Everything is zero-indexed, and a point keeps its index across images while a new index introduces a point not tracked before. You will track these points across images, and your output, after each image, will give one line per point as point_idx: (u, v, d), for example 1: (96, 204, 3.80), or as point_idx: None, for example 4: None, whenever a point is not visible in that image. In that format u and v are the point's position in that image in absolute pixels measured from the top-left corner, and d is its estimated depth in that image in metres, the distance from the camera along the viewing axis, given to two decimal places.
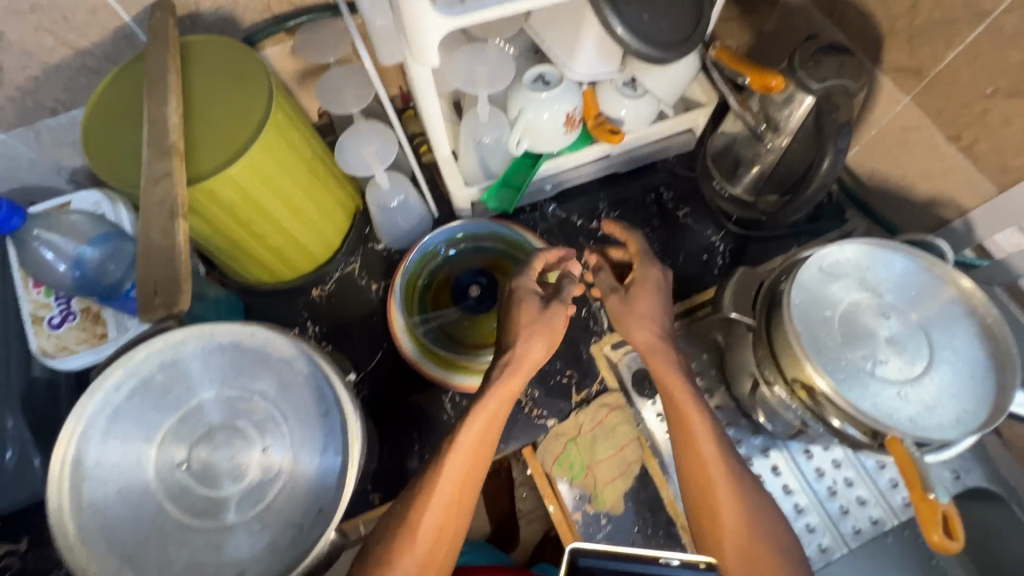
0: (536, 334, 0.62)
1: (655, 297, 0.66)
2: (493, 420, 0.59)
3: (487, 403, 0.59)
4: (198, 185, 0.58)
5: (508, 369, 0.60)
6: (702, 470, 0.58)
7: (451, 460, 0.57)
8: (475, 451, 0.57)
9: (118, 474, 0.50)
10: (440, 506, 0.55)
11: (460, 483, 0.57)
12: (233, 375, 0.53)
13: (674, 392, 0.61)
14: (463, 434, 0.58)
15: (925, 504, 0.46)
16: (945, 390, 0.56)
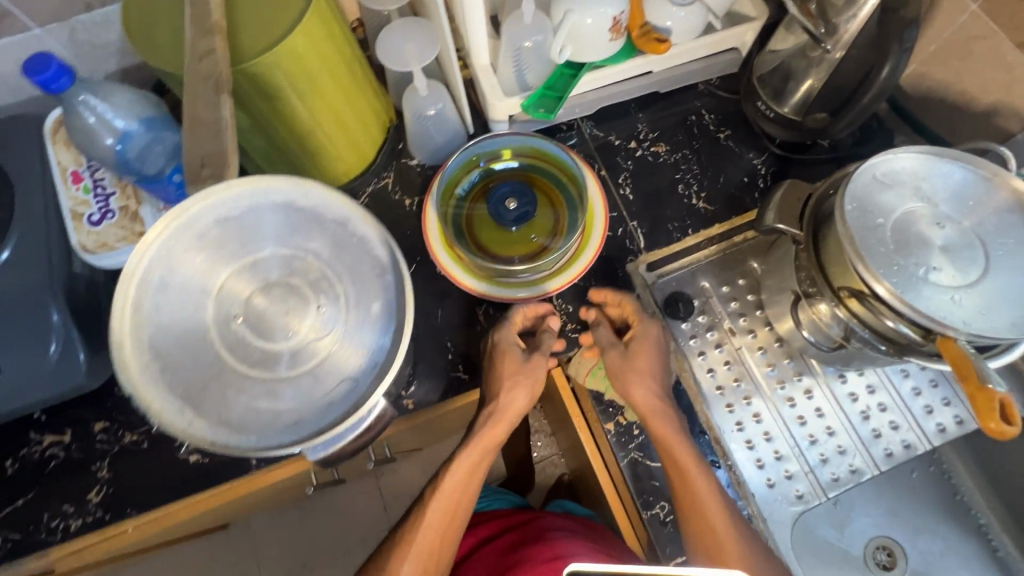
0: (519, 384, 0.68)
1: (653, 371, 0.68)
2: (476, 468, 0.68)
3: (470, 452, 0.68)
4: (241, 68, 0.56)
5: (493, 419, 0.69)
6: (677, 477, 0.65)
7: (433, 506, 0.67)
8: (458, 497, 0.67)
9: (173, 321, 0.47)
10: (422, 553, 0.65)
11: (444, 521, 0.67)
12: (289, 233, 0.51)
13: (665, 437, 0.66)
14: (449, 477, 0.67)
15: (981, 394, 0.46)
16: (1001, 295, 0.55)
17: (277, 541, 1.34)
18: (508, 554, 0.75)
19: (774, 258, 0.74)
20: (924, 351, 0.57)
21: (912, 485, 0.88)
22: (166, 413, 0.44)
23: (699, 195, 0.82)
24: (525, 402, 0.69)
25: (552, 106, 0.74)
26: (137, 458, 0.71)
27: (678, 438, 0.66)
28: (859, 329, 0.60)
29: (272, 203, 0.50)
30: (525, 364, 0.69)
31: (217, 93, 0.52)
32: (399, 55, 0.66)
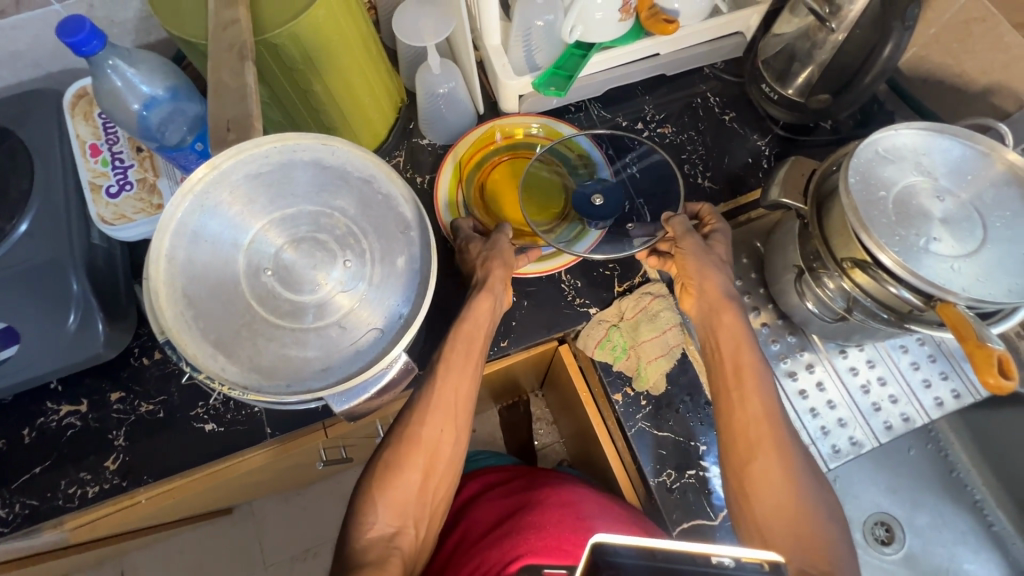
0: (493, 262, 0.69)
1: (737, 307, 0.67)
2: (478, 327, 0.66)
3: (471, 309, 0.65)
4: (263, 39, 0.57)
5: (482, 285, 0.67)
6: (751, 429, 0.62)
7: (447, 367, 0.64)
8: (468, 357, 0.64)
9: (208, 271, 0.48)
10: (441, 413, 0.62)
11: (457, 383, 0.63)
12: (316, 191, 0.52)
13: (748, 393, 0.63)
14: (451, 354, 0.64)
15: (980, 352, 0.48)
16: (1000, 264, 0.57)
17: (281, 525, 1.35)
18: (515, 497, 0.75)
19: (778, 235, 0.76)
20: (925, 319, 0.59)
21: (909, 461, 0.90)
22: (201, 357, 0.46)
23: (705, 175, 0.83)
24: (502, 271, 0.68)
25: (563, 85, 0.76)
26: (153, 426, 0.72)
27: (759, 382, 0.63)
28: (863, 299, 0.62)
29: (303, 161, 0.51)
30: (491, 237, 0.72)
31: (241, 60, 0.54)
32: (414, 29, 0.67)
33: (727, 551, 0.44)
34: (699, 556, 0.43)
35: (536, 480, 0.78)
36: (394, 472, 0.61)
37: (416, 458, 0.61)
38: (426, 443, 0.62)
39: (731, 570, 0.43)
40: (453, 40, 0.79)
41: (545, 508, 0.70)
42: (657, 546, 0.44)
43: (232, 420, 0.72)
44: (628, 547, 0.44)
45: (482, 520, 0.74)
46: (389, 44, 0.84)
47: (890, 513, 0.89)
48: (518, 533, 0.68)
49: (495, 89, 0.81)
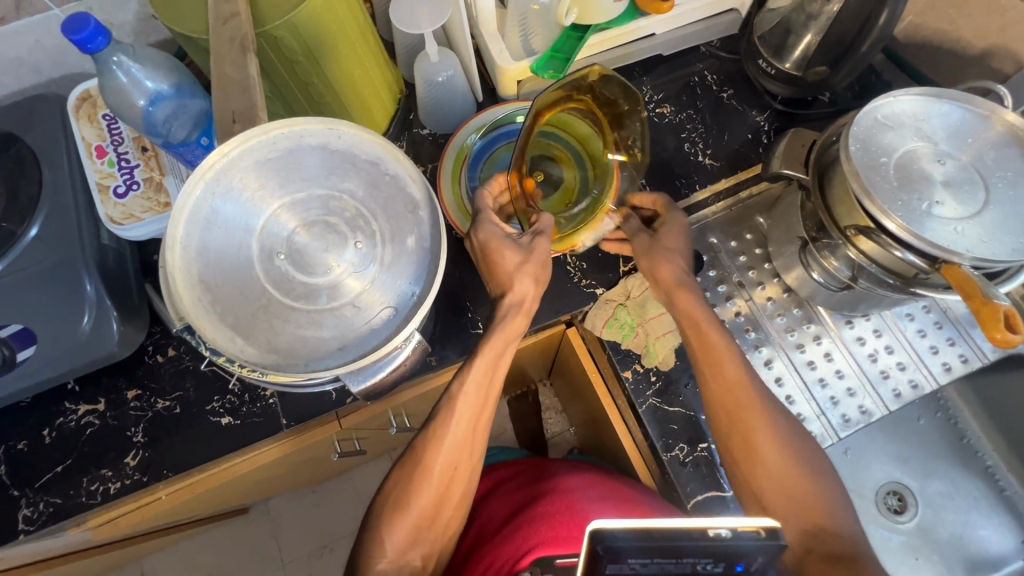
0: (526, 273, 0.63)
1: (692, 290, 0.67)
2: (500, 356, 0.64)
3: (493, 339, 0.63)
4: (264, 32, 0.58)
5: (510, 311, 0.64)
6: (728, 400, 0.63)
7: (464, 399, 0.62)
8: (486, 388, 0.63)
9: (223, 257, 0.49)
10: (457, 440, 0.62)
11: (472, 416, 0.62)
12: (324, 174, 0.53)
13: (723, 367, 0.64)
14: (472, 377, 0.62)
15: (986, 308, 0.49)
16: (1002, 226, 0.57)
17: (297, 522, 1.36)
18: (525, 490, 0.76)
19: (781, 208, 0.76)
20: (930, 283, 0.59)
21: (919, 430, 0.90)
22: (221, 340, 0.47)
23: (705, 152, 0.84)
24: (532, 286, 0.64)
25: (560, 69, 0.76)
26: (170, 422, 0.73)
27: (728, 351, 0.64)
28: (868, 266, 0.63)
29: (310, 145, 0.51)
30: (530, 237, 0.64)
31: (244, 51, 0.55)
32: (411, 17, 0.67)
33: (722, 522, 0.43)
34: (696, 530, 0.43)
35: (545, 471, 0.79)
36: (405, 501, 0.61)
37: (428, 493, 0.61)
38: (440, 472, 0.61)
39: (729, 540, 0.43)
40: (449, 28, 0.79)
41: (555, 498, 0.71)
42: (654, 526, 0.43)
43: (248, 413, 0.73)
44: (623, 530, 0.43)
45: (497, 514, 0.75)
46: (385, 35, 0.84)
47: (903, 483, 0.89)
48: (530, 523, 0.69)
49: (492, 76, 0.81)
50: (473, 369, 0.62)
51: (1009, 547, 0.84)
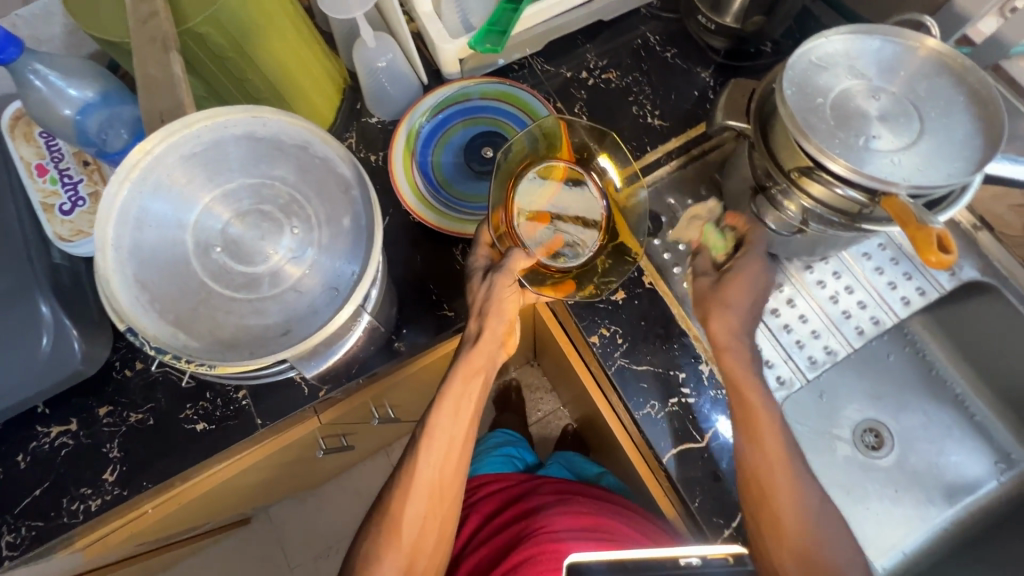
0: (491, 313, 0.65)
1: (747, 343, 0.69)
2: (462, 400, 0.66)
3: (452, 385, 0.65)
4: (186, 29, 0.57)
5: (470, 348, 0.66)
6: (764, 460, 0.64)
7: (427, 448, 0.65)
8: (449, 435, 0.65)
9: (158, 254, 0.49)
10: (431, 479, 0.65)
11: (437, 464, 0.65)
12: (253, 164, 0.53)
13: (756, 419, 0.65)
14: (438, 415, 0.65)
15: (920, 232, 0.50)
16: (938, 153, 0.58)
17: (301, 527, 1.36)
18: (511, 530, 0.77)
19: (731, 162, 0.77)
20: (875, 217, 0.60)
21: (889, 367, 0.91)
22: (162, 337, 0.47)
23: (654, 114, 0.84)
24: (501, 326, 0.66)
25: (499, 42, 0.73)
26: (146, 435, 0.72)
27: (767, 405, 0.66)
28: (815, 208, 0.64)
29: (234, 135, 0.51)
30: (489, 274, 0.66)
31: (167, 51, 0.55)
32: (341, 2, 0.67)
33: (694, 552, 0.54)
34: (669, 559, 0.53)
35: (529, 507, 0.80)
36: (376, 557, 0.64)
37: (399, 545, 0.63)
38: (408, 524, 0.64)
39: (699, 567, 0.53)
40: (383, 10, 0.77)
41: (537, 539, 0.71)
42: (627, 558, 0.53)
43: (223, 417, 0.73)
44: (600, 563, 0.53)
45: (486, 560, 0.76)
46: (323, 26, 0.83)
47: (878, 419, 0.89)
48: (514, 570, 0.69)
49: (434, 57, 0.81)
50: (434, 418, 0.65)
51: (982, 470, 0.87)
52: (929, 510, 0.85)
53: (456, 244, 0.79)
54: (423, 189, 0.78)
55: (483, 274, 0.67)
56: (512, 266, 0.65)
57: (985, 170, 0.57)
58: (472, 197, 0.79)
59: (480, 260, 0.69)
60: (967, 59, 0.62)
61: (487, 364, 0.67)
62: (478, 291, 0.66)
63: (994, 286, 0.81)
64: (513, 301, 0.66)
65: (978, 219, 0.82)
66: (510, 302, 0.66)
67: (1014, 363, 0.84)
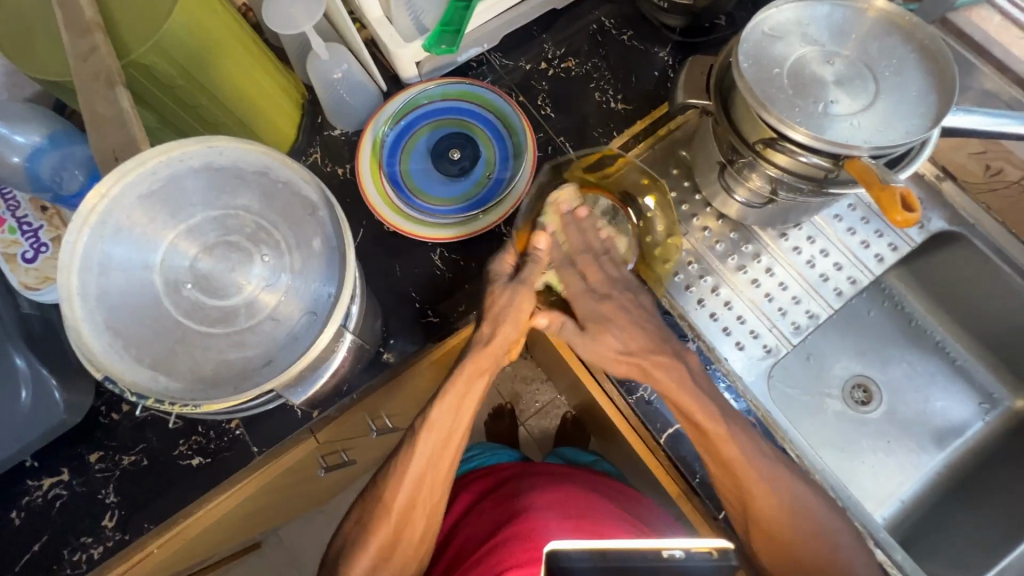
0: (501, 318, 0.68)
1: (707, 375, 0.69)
2: (465, 396, 0.69)
3: (458, 379, 0.68)
4: (130, 61, 0.55)
5: (476, 348, 0.69)
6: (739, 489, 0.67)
7: (426, 440, 0.68)
8: (448, 431, 0.68)
9: (127, 298, 0.49)
10: (419, 475, 0.68)
11: (434, 454, 0.69)
12: (215, 195, 0.52)
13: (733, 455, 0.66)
14: (437, 412, 0.68)
15: (885, 193, 0.51)
16: (895, 112, 0.59)
17: (313, 545, 1.36)
18: (501, 506, 0.77)
19: (697, 140, 0.77)
20: (840, 180, 0.61)
21: (871, 323, 0.93)
22: (142, 383, 0.47)
23: (616, 98, 0.85)
24: (513, 330, 0.69)
25: (454, 41, 0.72)
26: (140, 476, 0.71)
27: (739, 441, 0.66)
28: (782, 178, 0.64)
29: (192, 169, 0.50)
30: (513, 282, 0.69)
31: (112, 86, 0.54)
32: (288, 17, 0.65)
33: (677, 544, 0.55)
34: (653, 551, 0.55)
35: (524, 482, 0.80)
36: (365, 533, 0.68)
37: (387, 523, 0.67)
38: (400, 507, 0.68)
39: (681, 560, 0.54)
40: (332, 20, 0.75)
41: (531, 514, 0.72)
42: (607, 548, 0.54)
43: (217, 449, 0.72)
44: (581, 552, 0.53)
45: (476, 533, 0.75)
46: (273, 41, 0.81)
47: (866, 374, 0.91)
48: (506, 542, 0.70)
49: (391, 64, 0.80)
50: (437, 412, 0.68)
51: (968, 412, 0.89)
52: (920, 457, 0.88)
53: (434, 249, 0.79)
54: (393, 197, 0.77)
55: (507, 281, 0.69)
56: (530, 277, 0.69)
57: (942, 123, 0.58)
58: (443, 201, 0.78)
59: (503, 266, 0.70)
60: (914, 16, 0.63)
61: (493, 364, 0.70)
62: (501, 294, 0.68)
63: (962, 234, 0.83)
64: (525, 307, 0.69)
65: (941, 169, 0.84)
66: (525, 311, 0.69)
67: (988, 306, 0.86)
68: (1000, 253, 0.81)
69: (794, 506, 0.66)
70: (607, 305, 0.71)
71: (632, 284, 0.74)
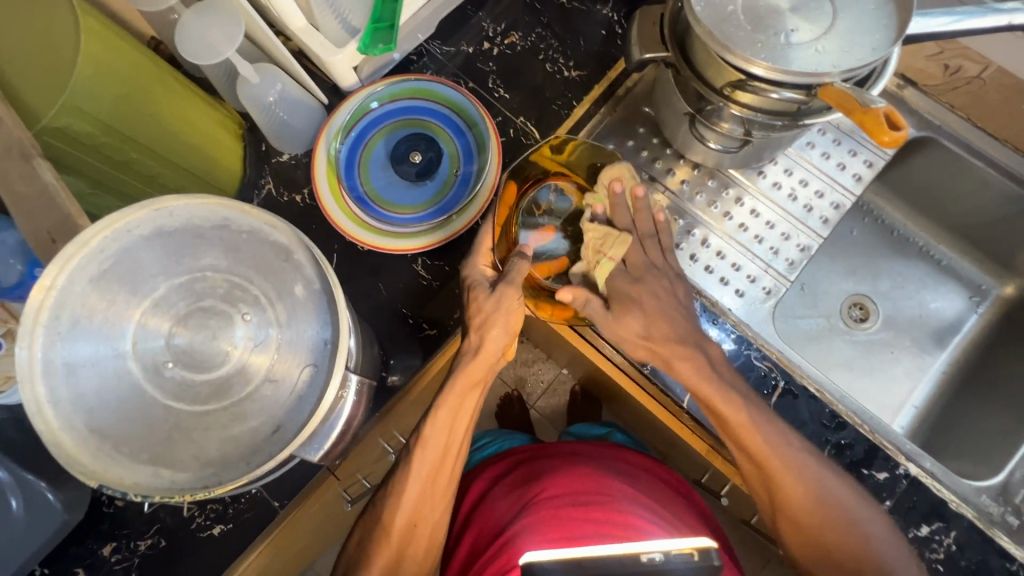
0: (492, 326, 0.62)
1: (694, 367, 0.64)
2: (457, 414, 0.63)
3: (449, 396, 0.62)
4: (46, 129, 0.50)
5: (466, 359, 0.63)
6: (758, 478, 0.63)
7: (421, 460, 0.62)
8: (443, 449, 0.62)
9: (106, 394, 0.45)
10: (417, 498, 0.61)
11: (430, 475, 0.62)
12: (175, 262, 0.48)
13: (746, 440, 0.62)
14: (431, 430, 0.62)
15: (867, 116, 0.49)
16: (856, 29, 0.57)
17: None
18: (519, 490, 0.65)
19: (658, 94, 0.74)
20: (813, 110, 0.59)
21: (855, 242, 0.94)
22: (145, 482, 0.44)
23: (568, 66, 0.81)
24: (500, 337, 0.62)
25: (389, 38, 0.67)
26: (162, 558, 0.68)
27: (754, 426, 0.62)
28: (754, 118, 0.61)
29: (143, 237, 0.47)
30: (499, 286, 0.62)
31: (29, 160, 0.48)
32: (203, 46, 0.60)
33: (655, 547, 0.54)
34: (630, 556, 0.53)
35: (547, 464, 0.67)
36: (365, 563, 0.59)
37: (384, 553, 0.60)
38: (398, 534, 0.60)
39: (661, 563, 0.52)
40: (251, 37, 0.69)
41: (552, 503, 0.60)
42: (583, 558, 0.53)
43: (237, 512, 0.69)
44: (554, 563, 0.53)
45: (487, 522, 0.63)
46: (193, 73, 0.74)
47: (861, 292, 0.93)
48: (520, 532, 0.58)
49: (327, 73, 0.75)
50: (429, 429, 0.62)
51: (961, 307, 0.91)
52: (924, 359, 0.89)
53: (415, 260, 0.75)
54: (360, 214, 0.73)
55: (489, 287, 0.64)
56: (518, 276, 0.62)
57: (905, 34, 0.56)
58: (414, 208, 0.74)
59: (483, 273, 0.65)
60: None
61: (487, 375, 0.64)
62: (484, 299, 0.62)
63: (932, 137, 0.83)
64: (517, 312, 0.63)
65: (902, 77, 0.85)
66: (516, 315, 0.63)
67: (964, 202, 0.87)
68: (968, 148, 0.82)
69: (824, 498, 0.61)
70: (637, 288, 0.66)
71: (671, 271, 0.69)
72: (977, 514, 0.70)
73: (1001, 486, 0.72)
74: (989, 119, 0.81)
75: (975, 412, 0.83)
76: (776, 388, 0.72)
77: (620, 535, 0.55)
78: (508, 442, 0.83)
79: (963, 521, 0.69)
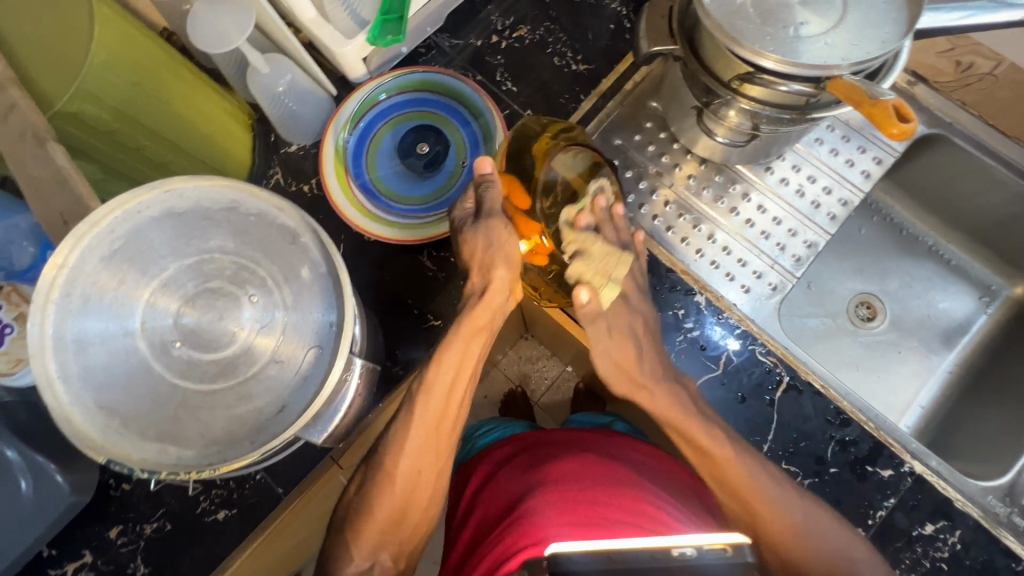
0: (495, 261, 0.61)
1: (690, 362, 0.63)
2: (464, 354, 0.61)
3: (455, 338, 0.61)
4: (58, 115, 0.51)
5: (473, 300, 0.61)
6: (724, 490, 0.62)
7: (424, 404, 0.60)
8: (451, 391, 0.61)
9: (116, 372, 0.46)
10: (419, 450, 0.61)
11: (433, 423, 0.61)
12: (184, 242, 0.49)
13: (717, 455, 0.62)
14: (435, 375, 0.60)
15: (877, 108, 0.50)
16: (867, 22, 0.56)
17: None
18: (522, 476, 0.64)
19: (666, 89, 0.74)
20: (822, 104, 0.59)
21: (864, 240, 0.94)
22: (151, 458, 0.45)
23: (576, 60, 0.81)
24: (502, 267, 0.61)
25: (398, 30, 0.68)
26: (167, 543, 0.68)
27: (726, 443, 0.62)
28: (763, 112, 0.61)
29: (153, 218, 0.48)
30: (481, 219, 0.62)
31: (43, 144, 0.50)
32: (215, 35, 0.60)
33: (687, 540, 0.46)
34: (660, 551, 0.44)
35: (552, 449, 0.67)
36: (365, 513, 0.60)
37: (386, 499, 0.60)
38: (402, 481, 0.60)
39: (693, 559, 0.44)
40: (261, 27, 0.69)
41: (559, 485, 0.60)
42: (613, 549, 0.44)
43: (241, 498, 0.69)
44: (584, 554, 0.44)
45: (492, 508, 0.63)
46: (206, 64, 0.75)
47: (869, 291, 0.92)
48: (526, 514, 0.57)
49: (336, 65, 0.75)
50: (433, 372, 0.60)
51: (970, 308, 0.90)
52: (933, 360, 0.88)
53: (421, 250, 0.75)
54: (365, 202, 0.73)
55: (473, 222, 0.63)
56: (496, 207, 0.62)
57: (916, 27, 0.55)
58: (418, 199, 0.74)
59: (464, 209, 0.65)
60: None
61: (492, 322, 0.62)
62: (474, 240, 0.62)
63: (942, 135, 0.83)
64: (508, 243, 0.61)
65: (912, 74, 0.85)
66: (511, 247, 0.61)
67: (975, 200, 0.86)
68: (979, 146, 0.81)
69: (792, 522, 0.61)
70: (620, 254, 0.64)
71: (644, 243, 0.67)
72: (983, 513, 0.69)
73: (1007, 487, 0.71)
74: (1000, 116, 0.80)
75: (982, 412, 0.82)
76: (780, 384, 0.72)
77: (630, 521, 0.55)
78: (511, 428, 0.83)
79: (967, 520, 0.68)
